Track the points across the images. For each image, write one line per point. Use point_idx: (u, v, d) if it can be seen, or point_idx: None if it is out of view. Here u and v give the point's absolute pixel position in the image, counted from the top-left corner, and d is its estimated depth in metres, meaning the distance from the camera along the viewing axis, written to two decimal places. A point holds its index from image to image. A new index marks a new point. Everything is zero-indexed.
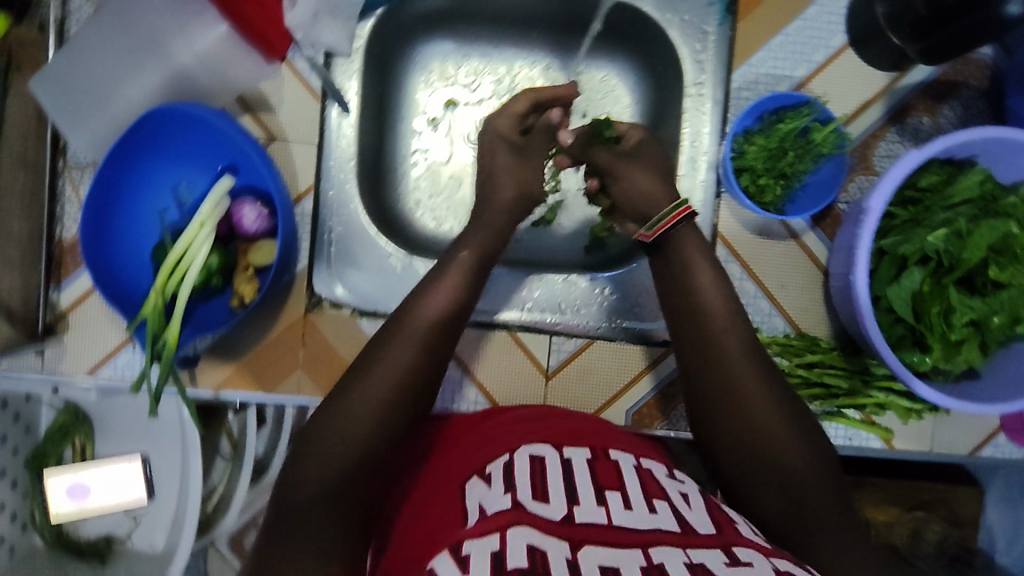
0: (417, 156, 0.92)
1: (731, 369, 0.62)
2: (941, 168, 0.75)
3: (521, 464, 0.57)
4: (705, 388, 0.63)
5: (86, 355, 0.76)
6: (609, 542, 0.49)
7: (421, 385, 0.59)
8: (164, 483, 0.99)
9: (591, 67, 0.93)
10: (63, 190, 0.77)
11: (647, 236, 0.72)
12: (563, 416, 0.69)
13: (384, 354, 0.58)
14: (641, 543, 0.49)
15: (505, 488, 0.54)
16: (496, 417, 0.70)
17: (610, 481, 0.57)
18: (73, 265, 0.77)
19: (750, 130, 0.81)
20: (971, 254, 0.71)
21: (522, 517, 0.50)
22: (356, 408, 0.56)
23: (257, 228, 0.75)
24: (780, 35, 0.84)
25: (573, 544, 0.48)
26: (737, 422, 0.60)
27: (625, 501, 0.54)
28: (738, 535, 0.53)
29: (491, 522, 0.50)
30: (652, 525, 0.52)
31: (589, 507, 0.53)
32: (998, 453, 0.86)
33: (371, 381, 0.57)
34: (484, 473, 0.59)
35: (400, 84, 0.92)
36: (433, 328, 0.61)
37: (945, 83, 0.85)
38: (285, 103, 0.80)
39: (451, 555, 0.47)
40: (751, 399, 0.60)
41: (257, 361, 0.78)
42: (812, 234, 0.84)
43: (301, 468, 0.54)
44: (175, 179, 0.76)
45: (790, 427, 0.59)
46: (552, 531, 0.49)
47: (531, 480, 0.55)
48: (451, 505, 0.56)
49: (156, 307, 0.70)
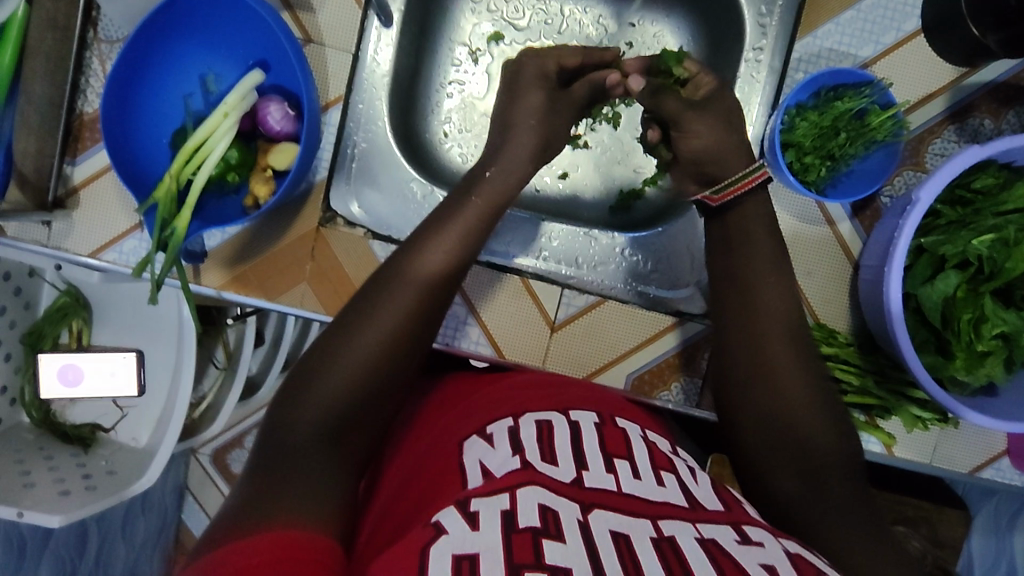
0: (453, 87, 0.89)
1: (756, 339, 0.61)
2: (999, 172, 0.72)
3: (528, 428, 0.55)
4: (738, 362, 0.61)
5: (94, 236, 0.75)
6: (620, 508, 0.47)
7: (423, 327, 0.58)
8: (157, 380, 0.99)
9: (645, 20, 0.89)
10: (90, 62, 0.74)
11: (711, 200, 0.71)
12: (569, 384, 0.68)
13: (388, 294, 0.57)
14: (651, 513, 0.47)
15: (512, 449, 0.52)
16: (498, 380, 0.67)
17: (618, 450, 0.55)
18: (91, 141, 0.75)
19: (803, 105, 0.77)
20: (1016, 264, 0.68)
21: (533, 478, 0.48)
22: (360, 346, 0.54)
23: (282, 129, 0.72)
24: (851, 10, 0.79)
25: (583, 506, 0.46)
26: (747, 395, 0.59)
27: (633, 470, 0.52)
28: (746, 514, 0.52)
29: (499, 483, 0.47)
30: (662, 497, 0.49)
31: (599, 473, 0.50)
32: (999, 477, 0.83)
33: (374, 319, 0.56)
34: (484, 432, 0.56)
35: (445, 8, 0.88)
36: (440, 277, 0.60)
37: (1015, 86, 0.80)
38: (327, 5, 0.76)
39: (459, 510, 0.45)
40: (767, 373, 0.59)
41: (263, 267, 0.77)
42: (849, 223, 0.80)
43: (297, 396, 0.52)
44: (203, 67, 0.74)
45: (799, 411, 0.57)
46: (563, 493, 0.47)
47: (539, 442, 0.53)
48: (451, 457, 0.54)
49: (170, 192, 0.68)
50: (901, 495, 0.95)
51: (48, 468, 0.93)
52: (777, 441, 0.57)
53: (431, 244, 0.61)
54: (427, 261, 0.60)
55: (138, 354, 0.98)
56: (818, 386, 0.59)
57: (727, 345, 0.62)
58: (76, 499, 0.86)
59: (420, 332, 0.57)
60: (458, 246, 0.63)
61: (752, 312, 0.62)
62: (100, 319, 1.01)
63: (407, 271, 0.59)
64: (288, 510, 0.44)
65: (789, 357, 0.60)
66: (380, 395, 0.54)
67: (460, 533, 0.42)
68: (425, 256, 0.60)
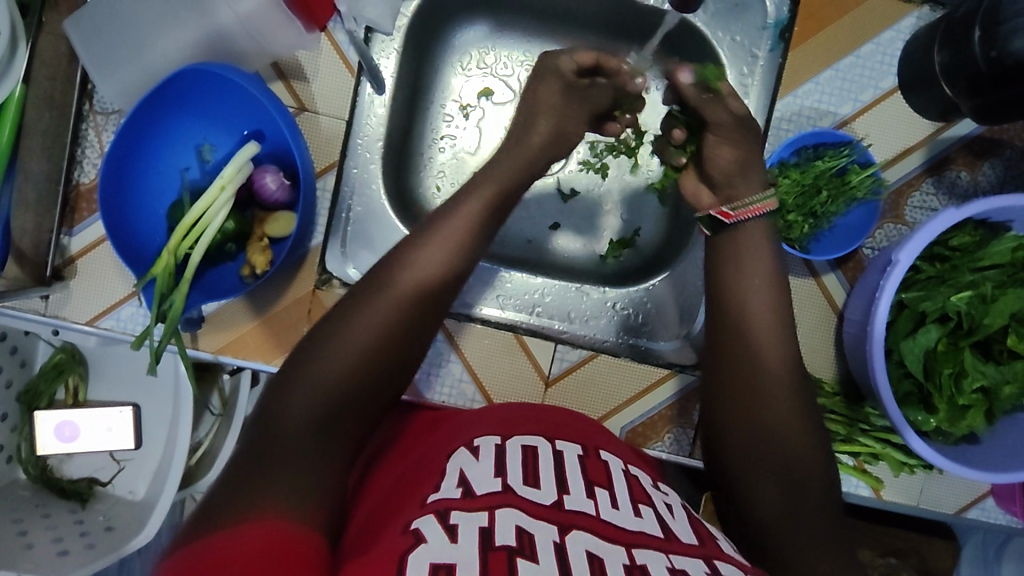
0: (445, 142, 0.90)
1: (752, 403, 0.62)
2: (975, 230, 0.74)
3: (513, 450, 0.59)
4: (725, 418, 0.63)
5: (91, 305, 0.76)
6: (597, 531, 0.49)
7: (409, 336, 0.58)
8: (153, 433, 1.00)
9: None
10: (85, 135, 0.75)
11: (727, 216, 0.71)
12: (554, 414, 0.71)
13: (385, 293, 0.58)
14: (626, 541, 0.49)
15: (494, 472, 0.55)
16: (487, 409, 0.70)
17: (600, 479, 0.57)
18: (88, 212, 0.76)
19: (786, 163, 0.79)
20: (992, 321, 0.70)
21: (511, 500, 0.50)
22: (354, 342, 0.55)
23: (278, 198, 0.74)
24: (830, 69, 0.82)
25: (562, 528, 0.49)
26: (741, 463, 0.60)
27: (612, 500, 0.54)
28: (719, 550, 0.53)
29: (480, 501, 0.50)
30: (638, 526, 0.51)
31: (579, 497, 0.53)
32: (985, 517, 0.85)
33: (368, 314, 0.56)
34: (472, 446, 0.60)
35: (435, 65, 0.89)
36: (436, 279, 0.60)
37: (988, 139, 0.83)
38: (320, 74, 0.78)
39: (439, 521, 0.48)
40: (761, 430, 0.60)
41: (260, 330, 0.77)
42: (832, 276, 0.83)
43: (283, 396, 0.53)
44: (199, 139, 0.75)
45: (787, 482, 0.58)
46: (541, 515, 0.49)
47: (523, 467, 0.56)
48: (434, 473, 0.56)
49: (168, 266, 0.69)
50: (888, 526, 1.01)
51: (46, 526, 0.92)
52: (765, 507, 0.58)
53: (416, 249, 0.61)
54: (408, 270, 0.60)
55: (134, 408, 0.99)
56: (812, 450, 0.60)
57: (720, 404, 0.64)
58: (76, 559, 0.85)
59: (405, 342, 0.58)
60: (444, 256, 0.62)
61: (754, 372, 0.63)
62: (96, 375, 1.02)
63: (396, 280, 0.59)
64: (269, 506, 0.45)
65: (785, 419, 0.61)
66: (368, 396, 0.55)
67: (439, 543, 0.45)
68: (407, 264, 0.60)
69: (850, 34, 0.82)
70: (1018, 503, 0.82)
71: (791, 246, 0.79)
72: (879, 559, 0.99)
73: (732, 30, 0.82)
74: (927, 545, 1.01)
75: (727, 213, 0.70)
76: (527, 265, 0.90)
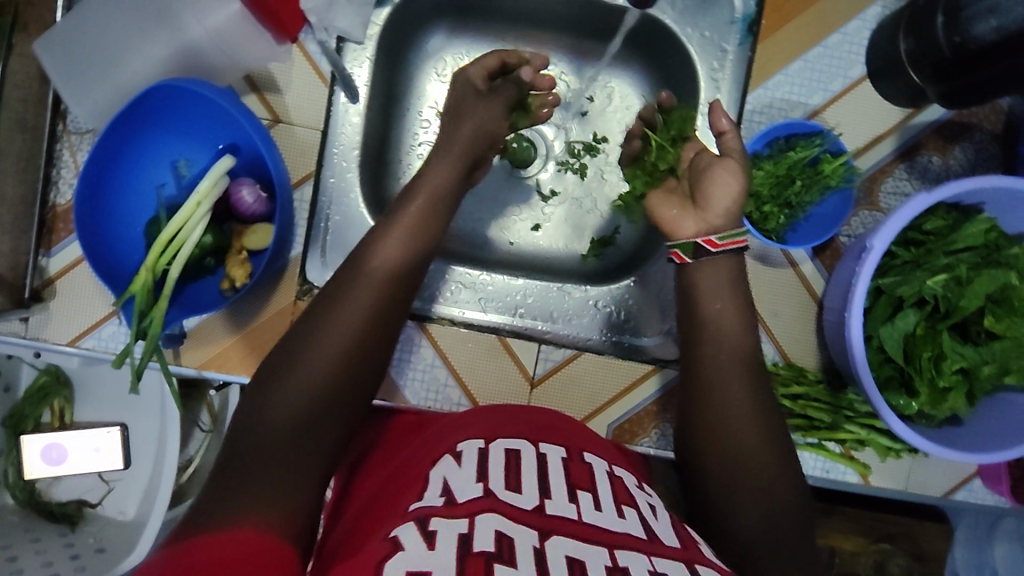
0: (423, 148, 0.90)
1: (720, 399, 0.63)
2: (947, 214, 0.75)
3: (496, 454, 0.59)
4: (701, 414, 0.64)
5: (71, 325, 0.75)
6: (578, 535, 0.50)
7: (381, 334, 0.60)
8: (142, 452, 0.99)
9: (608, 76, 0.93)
10: (60, 155, 0.75)
11: (713, 243, 0.68)
12: (538, 413, 0.71)
13: (348, 292, 0.60)
14: (608, 542, 0.50)
15: (476, 477, 0.55)
16: (474, 410, 0.70)
17: (583, 482, 0.58)
18: (65, 232, 0.75)
19: (760, 155, 0.80)
20: (968, 303, 0.71)
21: (493, 505, 0.51)
22: (329, 345, 0.57)
23: (255, 211, 0.74)
24: (799, 60, 0.83)
25: (542, 533, 0.49)
26: (715, 461, 0.62)
27: (595, 503, 0.54)
28: (701, 554, 0.53)
29: (461, 508, 0.51)
30: (622, 528, 0.52)
31: (560, 502, 0.53)
32: (972, 498, 0.86)
33: (340, 317, 0.58)
34: (455, 452, 0.60)
35: (411, 73, 0.90)
36: (398, 271, 0.64)
37: (958, 123, 0.84)
38: (293, 85, 0.78)
39: (418, 528, 0.48)
40: (734, 422, 0.62)
41: (243, 343, 0.77)
42: (810, 264, 0.83)
43: (260, 400, 0.54)
44: (174, 154, 0.75)
45: (763, 478, 0.59)
46: (522, 520, 0.50)
47: (506, 471, 0.56)
48: (416, 479, 0.57)
49: (146, 283, 0.69)
50: (883, 512, 1.01)
51: (35, 550, 0.91)
52: (743, 496, 0.59)
53: (382, 247, 0.64)
54: (375, 265, 0.63)
55: (122, 428, 0.98)
56: (780, 442, 0.62)
57: (688, 395, 0.66)
58: None
59: (378, 339, 0.60)
60: (405, 249, 0.65)
61: (725, 366, 0.64)
62: (82, 396, 1.00)
63: (361, 276, 0.62)
64: (247, 510, 0.47)
65: (756, 410, 0.63)
66: (346, 395, 0.56)
67: (417, 552, 0.46)
68: (375, 259, 0.63)
69: (818, 24, 0.83)
70: (1005, 483, 0.84)
71: (768, 237, 0.80)
72: (873, 544, 1.00)
73: (700, 26, 0.83)
74: (921, 529, 1.01)
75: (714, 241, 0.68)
76: (510, 266, 0.91)
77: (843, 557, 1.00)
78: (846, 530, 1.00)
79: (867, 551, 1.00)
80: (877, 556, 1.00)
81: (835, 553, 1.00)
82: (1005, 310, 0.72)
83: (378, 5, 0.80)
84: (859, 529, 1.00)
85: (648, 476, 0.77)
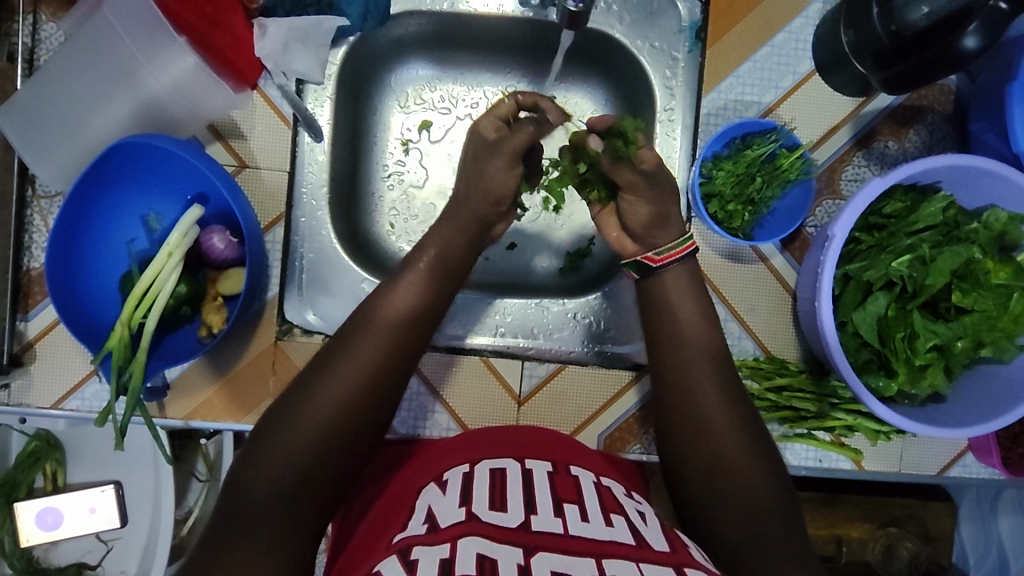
0: (391, 178, 0.91)
1: (694, 400, 0.65)
2: (904, 196, 0.77)
3: (481, 476, 0.62)
4: (674, 418, 0.65)
5: (54, 388, 0.76)
6: (564, 549, 0.50)
7: (385, 387, 0.60)
8: (139, 509, 0.98)
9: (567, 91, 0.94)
10: (31, 220, 0.76)
11: (653, 260, 0.72)
12: (524, 432, 0.73)
13: (353, 344, 0.60)
14: (596, 552, 0.50)
15: (459, 502, 0.57)
16: (465, 435, 0.73)
17: (569, 495, 0.59)
18: (40, 295, 0.76)
19: (719, 156, 0.82)
20: (934, 280, 0.73)
21: (474, 528, 0.52)
22: (324, 402, 0.57)
23: (226, 256, 0.75)
24: (749, 61, 0.84)
25: (526, 550, 0.50)
26: (697, 463, 0.62)
27: (582, 513, 0.56)
28: (691, 557, 0.54)
29: (443, 534, 0.52)
30: (609, 536, 0.53)
31: (547, 517, 0.55)
32: (966, 473, 0.86)
33: (337, 369, 0.59)
34: (441, 480, 0.63)
35: (374, 106, 0.91)
36: (409, 320, 0.63)
37: (910, 108, 0.85)
38: (256, 131, 0.79)
39: (400, 559, 0.49)
40: (705, 422, 0.63)
41: (227, 390, 0.78)
42: (781, 257, 0.85)
43: (256, 456, 0.55)
44: (143, 209, 0.76)
45: (743, 480, 0.60)
46: (505, 540, 0.51)
47: (490, 493, 0.58)
48: (403, 512, 0.59)
49: (123, 338, 0.70)
50: (886, 496, 1.00)
51: None
52: (722, 490, 0.60)
53: (393, 296, 0.64)
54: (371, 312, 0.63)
55: (116, 487, 0.97)
56: (758, 437, 0.63)
57: (659, 401, 0.67)
58: None
59: (384, 395, 0.60)
60: (421, 298, 0.65)
61: (695, 372, 0.66)
62: (74, 457, 0.99)
63: (371, 327, 0.62)
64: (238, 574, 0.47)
65: (727, 407, 0.64)
66: (341, 452, 0.57)
67: None
68: (385, 308, 0.63)
69: (762, 24, 0.84)
70: (994, 455, 0.83)
71: (736, 236, 0.82)
72: (878, 530, 1.00)
73: (649, 37, 0.86)
74: (925, 509, 1.01)
75: (652, 258, 0.71)
76: (489, 288, 0.91)
77: (850, 545, 1.00)
78: (852, 517, 1.00)
79: (873, 537, 1.00)
80: (885, 541, 0.99)
81: (842, 542, 1.00)
82: (970, 284, 0.74)
83: (333, 46, 0.82)
84: (863, 515, 1.00)
85: (640, 482, 0.78)
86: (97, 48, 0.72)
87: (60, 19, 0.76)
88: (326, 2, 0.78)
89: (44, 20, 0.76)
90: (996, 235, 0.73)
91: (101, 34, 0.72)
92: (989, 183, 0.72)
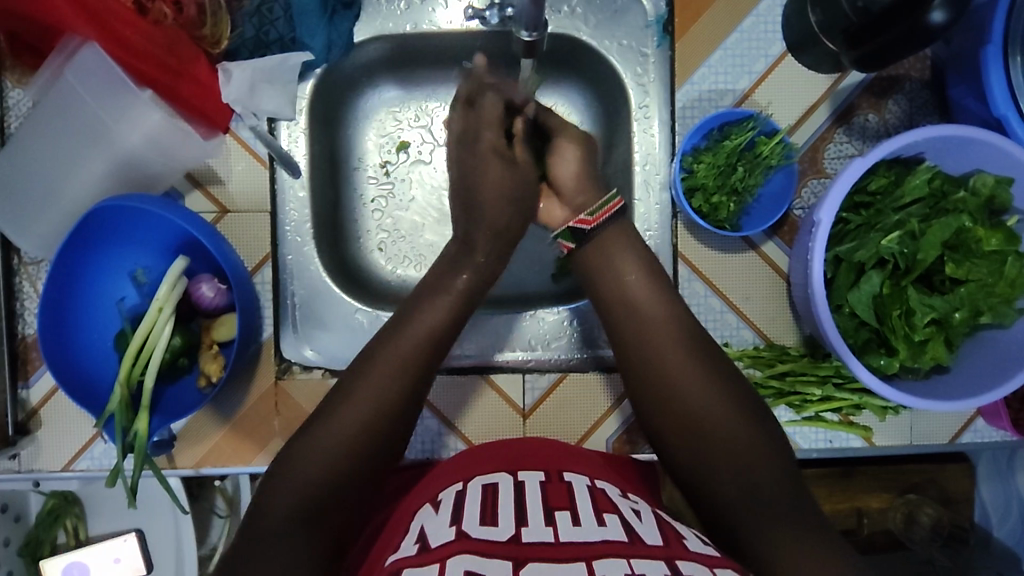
0: (376, 204, 0.90)
1: (687, 398, 0.63)
2: (889, 171, 0.76)
3: (474, 493, 0.62)
4: (667, 427, 0.64)
5: (62, 450, 0.76)
6: (551, 557, 0.51)
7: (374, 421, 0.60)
8: (163, 554, 0.98)
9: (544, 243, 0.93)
10: (21, 287, 0.77)
11: (587, 222, 0.74)
12: (525, 443, 0.74)
13: (345, 385, 0.61)
14: (586, 555, 0.51)
15: (449, 522, 0.57)
16: (468, 452, 0.74)
17: (561, 502, 0.60)
18: (38, 360, 0.77)
19: (698, 148, 0.81)
20: (926, 254, 0.72)
21: (464, 548, 0.51)
22: (300, 452, 0.58)
23: (217, 303, 0.75)
24: (719, 50, 0.83)
25: (516, 562, 0.50)
26: (703, 466, 0.61)
27: (573, 519, 0.56)
28: (683, 549, 0.54)
29: (434, 554, 0.52)
30: (601, 536, 0.54)
31: (537, 528, 0.55)
32: (978, 438, 0.86)
33: (317, 425, 0.59)
34: (437, 501, 0.64)
35: (349, 134, 0.90)
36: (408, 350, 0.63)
37: (887, 78, 0.84)
38: (235, 174, 0.79)
39: None
40: (709, 424, 0.62)
41: (233, 432, 0.78)
42: (771, 243, 0.84)
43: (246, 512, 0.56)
44: (131, 265, 0.76)
45: (757, 475, 0.59)
46: (494, 554, 0.51)
47: (480, 509, 0.59)
48: (400, 538, 0.60)
49: (124, 397, 0.70)
50: (902, 464, 0.98)
51: None
52: (738, 487, 0.59)
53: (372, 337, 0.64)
54: (382, 351, 0.63)
55: (138, 534, 0.97)
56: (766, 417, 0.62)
57: (650, 398, 0.65)
58: None
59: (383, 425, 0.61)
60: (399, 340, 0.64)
61: (686, 380, 0.63)
62: (93, 509, 0.99)
63: (355, 371, 0.61)
64: None
65: (720, 405, 0.62)
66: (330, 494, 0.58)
67: None
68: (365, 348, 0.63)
69: (729, 12, 0.83)
70: (1005, 418, 0.83)
71: (723, 227, 0.82)
72: (898, 498, 0.97)
73: (617, 35, 0.86)
74: (943, 473, 0.98)
75: (585, 220, 0.73)
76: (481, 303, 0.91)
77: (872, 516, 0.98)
78: (871, 488, 0.98)
79: (894, 506, 0.97)
80: (906, 508, 0.97)
81: (862, 513, 0.97)
82: (963, 254, 0.73)
83: (301, 80, 0.82)
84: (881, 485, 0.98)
85: (649, 484, 0.77)
86: (65, 115, 0.72)
87: (25, 85, 0.76)
88: (289, 37, 0.79)
89: (10, 88, 0.76)
90: (984, 201, 0.73)
91: (64, 96, 0.71)
92: (974, 149, 0.72)
